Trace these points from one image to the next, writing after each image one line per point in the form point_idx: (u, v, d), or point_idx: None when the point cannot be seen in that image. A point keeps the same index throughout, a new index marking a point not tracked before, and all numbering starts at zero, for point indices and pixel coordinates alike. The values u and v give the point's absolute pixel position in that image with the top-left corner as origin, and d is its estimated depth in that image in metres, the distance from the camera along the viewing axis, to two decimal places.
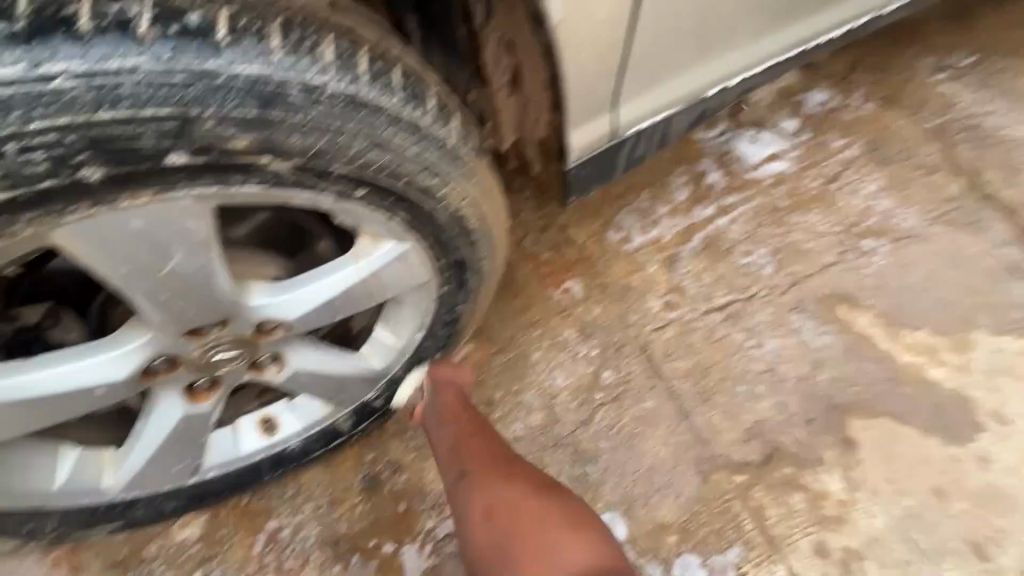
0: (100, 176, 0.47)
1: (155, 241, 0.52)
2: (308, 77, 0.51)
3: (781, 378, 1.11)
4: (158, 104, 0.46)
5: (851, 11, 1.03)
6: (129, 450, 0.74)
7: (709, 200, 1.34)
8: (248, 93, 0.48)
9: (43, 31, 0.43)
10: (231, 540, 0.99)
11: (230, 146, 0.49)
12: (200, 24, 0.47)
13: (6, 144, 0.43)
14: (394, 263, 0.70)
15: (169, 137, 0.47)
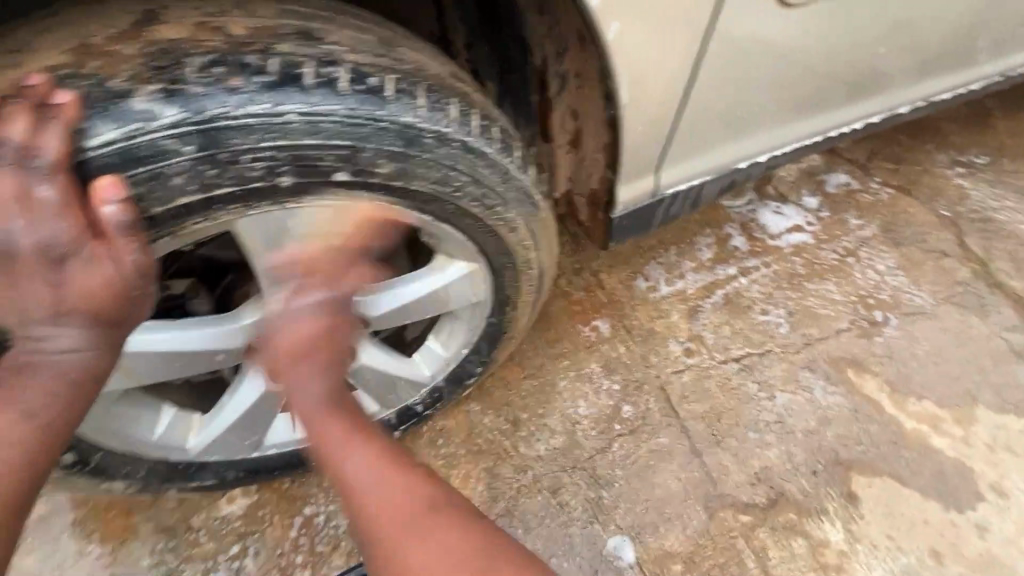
0: (290, 184, 0.61)
1: (299, 237, 0.67)
2: (438, 128, 0.66)
3: (789, 429, 1.19)
4: (341, 137, 0.61)
5: (868, 108, 1.17)
6: (213, 416, 0.86)
7: (731, 261, 1.48)
8: (399, 136, 0.63)
9: (283, 83, 0.58)
10: (270, 520, 1.07)
11: (376, 171, 0.64)
12: (376, 85, 0.62)
13: (241, 155, 0.58)
14: (462, 280, 0.83)
15: (341, 161, 0.62)
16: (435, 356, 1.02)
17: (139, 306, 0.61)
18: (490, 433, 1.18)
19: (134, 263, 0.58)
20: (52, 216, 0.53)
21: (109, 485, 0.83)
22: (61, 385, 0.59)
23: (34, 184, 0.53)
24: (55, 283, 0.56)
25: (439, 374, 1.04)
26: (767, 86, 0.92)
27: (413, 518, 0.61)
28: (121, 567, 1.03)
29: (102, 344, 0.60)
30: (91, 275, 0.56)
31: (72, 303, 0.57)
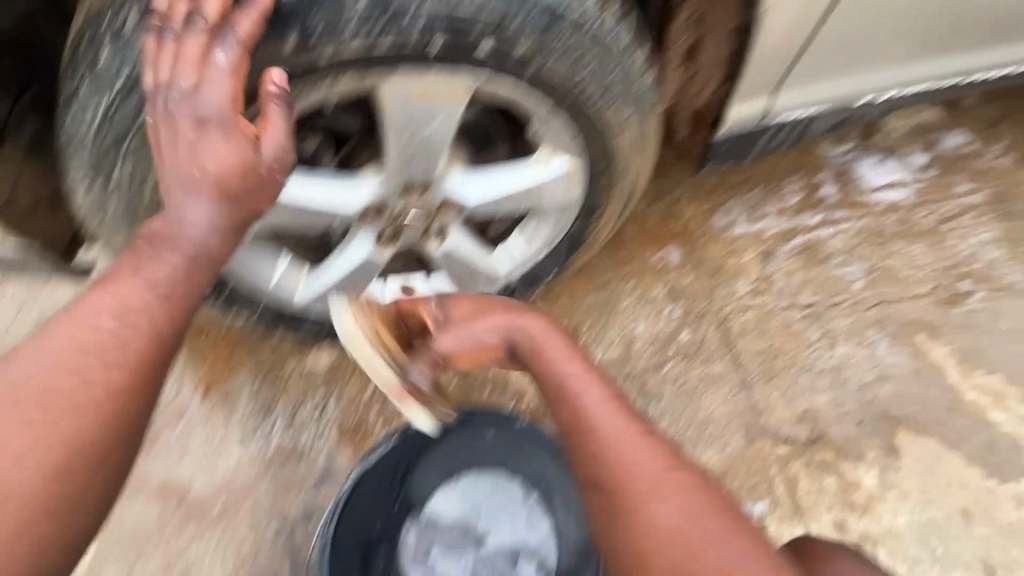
0: (438, 50, 0.66)
1: (429, 105, 0.72)
2: (576, 13, 0.68)
3: (844, 380, 1.21)
4: (492, 9, 0.65)
5: (1015, 56, 1.07)
6: (321, 271, 0.97)
7: (818, 210, 1.43)
8: (542, 15, 0.67)
9: None
10: (349, 376, 1.21)
11: (515, 48, 0.68)
12: None
13: (403, 13, 0.63)
14: (560, 177, 0.87)
15: (486, 33, 0.66)
16: (515, 254, 1.07)
17: (263, 194, 0.62)
18: None
19: (273, 145, 0.62)
20: (207, 87, 0.60)
21: (239, 312, 0.99)
22: (182, 258, 0.59)
23: (214, 55, 0.60)
24: (198, 152, 0.60)
25: (516, 273, 1.09)
26: (915, 14, 0.87)
27: (660, 474, 0.61)
28: (223, 392, 1.18)
29: (226, 225, 0.61)
30: (226, 147, 0.60)
31: (206, 170, 0.59)
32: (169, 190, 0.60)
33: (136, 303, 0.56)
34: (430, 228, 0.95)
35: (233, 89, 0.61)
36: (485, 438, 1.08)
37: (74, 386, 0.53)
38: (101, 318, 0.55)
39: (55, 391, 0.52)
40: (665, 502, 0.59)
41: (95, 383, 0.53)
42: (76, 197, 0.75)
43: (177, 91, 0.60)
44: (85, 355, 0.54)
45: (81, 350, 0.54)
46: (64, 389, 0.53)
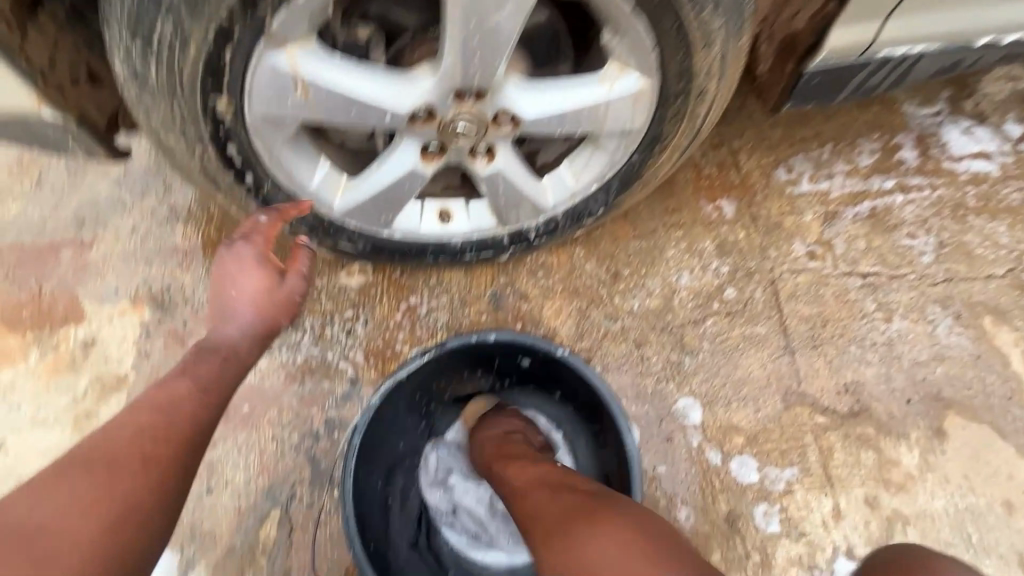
0: None
1: None
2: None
3: (896, 356, 1.14)
4: None
5: None
6: (361, 181, 0.91)
7: (893, 174, 1.31)
8: None
9: None
10: (379, 298, 1.19)
11: None
12: None
13: None
14: (629, 98, 0.80)
15: None
16: (563, 185, 0.99)
17: (283, 312, 0.75)
18: (589, 278, 1.20)
19: (296, 275, 0.77)
20: (277, 222, 0.78)
21: None
22: (218, 360, 0.70)
23: (260, 216, 0.80)
24: (223, 301, 0.73)
25: (562, 206, 1.01)
26: None
27: (581, 520, 0.65)
28: None
29: (259, 325, 0.73)
30: (257, 277, 0.74)
31: (240, 290, 0.73)
32: (212, 304, 0.74)
33: (182, 392, 0.65)
34: (479, 144, 0.88)
35: (255, 272, 0.74)
36: (522, 362, 1.08)
37: (149, 440, 0.60)
38: (173, 387, 0.65)
39: (132, 442, 0.60)
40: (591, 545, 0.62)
41: (165, 440, 0.61)
42: (116, 57, 0.70)
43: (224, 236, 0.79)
44: (160, 413, 0.63)
45: (156, 407, 0.63)
46: (140, 439, 0.60)
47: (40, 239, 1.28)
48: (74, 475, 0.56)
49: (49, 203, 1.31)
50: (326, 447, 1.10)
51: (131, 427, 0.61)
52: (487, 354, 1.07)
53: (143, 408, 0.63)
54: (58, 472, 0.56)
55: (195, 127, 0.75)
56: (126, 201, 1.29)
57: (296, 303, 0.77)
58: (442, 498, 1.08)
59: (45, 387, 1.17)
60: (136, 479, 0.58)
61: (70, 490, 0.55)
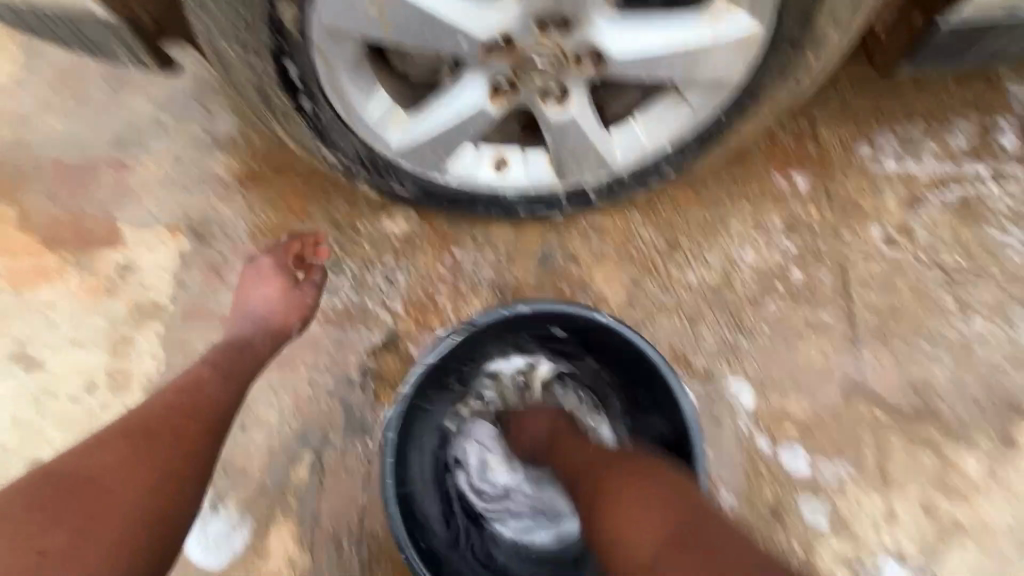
0: None
1: None
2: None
3: (971, 357, 1.06)
4: None
5: None
6: (420, 117, 0.84)
7: (989, 160, 1.19)
8: None
9: None
10: (422, 249, 1.13)
11: None
12: None
13: None
14: (731, 42, 0.74)
15: None
16: (634, 140, 0.90)
17: (294, 315, 1.01)
18: (644, 246, 1.13)
19: (307, 285, 1.04)
20: (243, 302, 1.02)
21: (322, 149, 0.86)
22: (235, 348, 0.95)
23: (262, 259, 1.05)
24: (249, 311, 1.01)
25: (630, 163, 0.92)
26: None
27: (630, 496, 0.72)
28: None
29: (274, 326, 1.00)
30: (266, 285, 1.02)
31: (269, 299, 1.01)
32: (238, 310, 1.01)
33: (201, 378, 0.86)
34: (553, 85, 0.80)
35: (273, 282, 1.02)
36: (557, 332, 1.01)
37: (174, 416, 0.78)
38: (188, 382, 0.85)
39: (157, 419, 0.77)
40: (641, 524, 0.69)
41: (185, 416, 0.79)
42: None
43: (253, 272, 1.05)
44: (178, 398, 0.81)
45: (176, 395, 0.82)
46: (165, 415, 0.77)
47: (78, 158, 1.24)
48: (119, 439, 0.72)
49: (89, 121, 1.26)
50: (362, 396, 1.07)
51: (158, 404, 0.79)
52: (518, 323, 1.00)
53: (168, 394, 0.82)
54: (107, 437, 0.73)
55: (255, 39, 0.71)
56: (166, 125, 1.24)
57: (306, 307, 1.03)
58: (485, 484, 1.04)
59: (82, 309, 1.15)
60: (162, 439, 0.74)
61: (114, 449, 0.71)
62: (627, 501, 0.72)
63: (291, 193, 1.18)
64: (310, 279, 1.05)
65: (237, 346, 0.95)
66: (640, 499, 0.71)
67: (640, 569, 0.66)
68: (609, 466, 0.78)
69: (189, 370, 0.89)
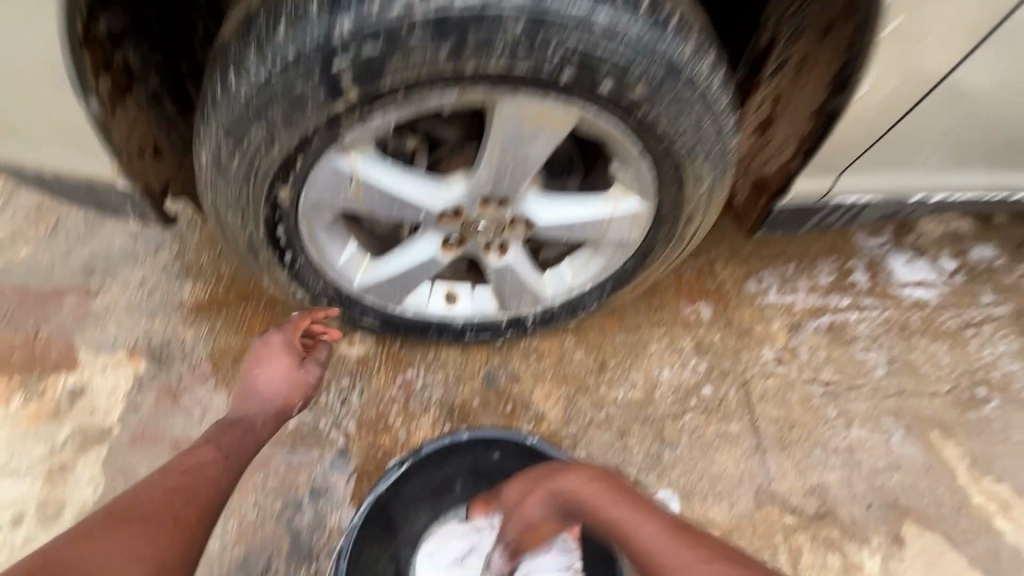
0: (567, 78, 0.72)
1: (534, 133, 0.79)
2: (691, 68, 0.75)
3: (856, 461, 1.24)
4: (618, 47, 0.70)
5: None
6: (383, 262, 1.00)
7: (848, 293, 1.47)
8: (657, 64, 0.72)
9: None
10: (376, 370, 1.23)
11: (631, 91, 0.74)
12: (655, 16, 0.71)
13: (540, 44, 0.69)
14: (629, 218, 0.94)
15: (611, 69, 0.72)
16: (562, 281, 1.09)
17: (299, 396, 0.99)
18: (577, 366, 1.27)
19: (315, 366, 1.03)
20: (252, 382, 0.96)
21: (294, 287, 1.00)
22: (238, 433, 0.89)
23: (273, 336, 1.01)
24: (253, 394, 0.96)
25: (560, 299, 1.11)
26: (989, 125, 0.90)
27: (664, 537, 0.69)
28: None
29: (275, 409, 0.96)
30: (277, 364, 0.99)
31: (278, 382, 0.97)
32: (242, 394, 0.96)
33: (208, 458, 0.82)
34: (493, 240, 0.99)
35: (285, 361, 0.99)
36: (492, 457, 1.11)
37: (179, 499, 0.72)
38: (192, 466, 0.79)
39: (166, 502, 0.71)
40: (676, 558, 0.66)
41: (192, 501, 0.73)
42: (202, 148, 0.81)
43: (264, 348, 1.01)
44: (185, 486, 0.75)
45: (184, 481, 0.76)
46: (174, 500, 0.72)
47: (44, 285, 1.30)
48: (117, 521, 0.66)
49: (60, 251, 1.34)
50: (311, 520, 1.10)
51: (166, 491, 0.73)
52: (458, 452, 1.10)
53: (171, 474, 0.76)
54: (112, 519, 0.66)
55: (254, 209, 0.84)
56: (137, 254, 1.34)
57: (311, 387, 1.02)
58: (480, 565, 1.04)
59: (26, 435, 1.15)
60: (173, 517, 0.69)
61: (123, 529, 0.64)
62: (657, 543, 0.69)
63: (254, 319, 1.27)
64: (314, 357, 1.05)
65: (236, 428, 0.90)
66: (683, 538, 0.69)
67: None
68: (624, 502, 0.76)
69: (184, 452, 0.82)
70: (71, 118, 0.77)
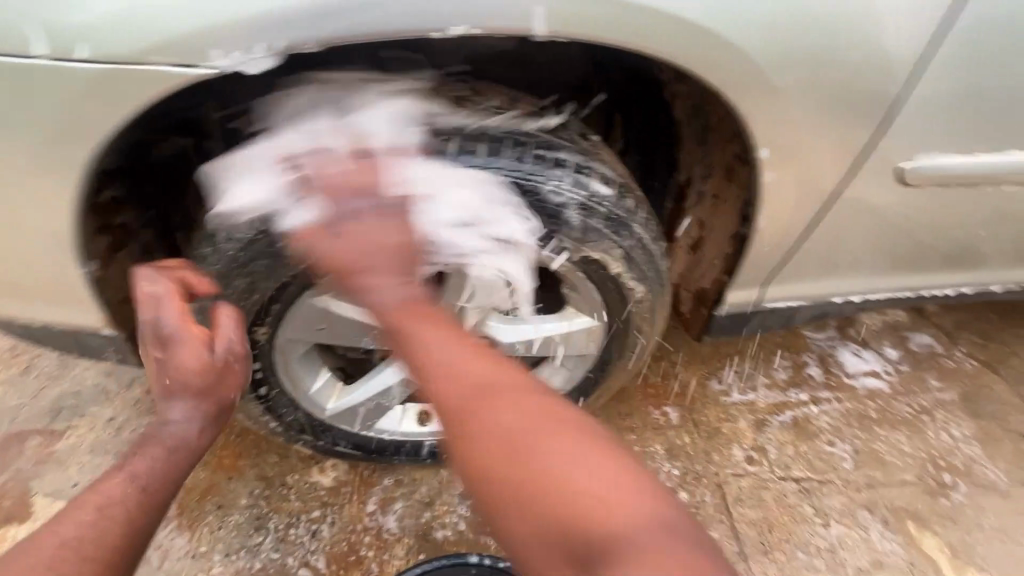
0: (511, 227, 0.85)
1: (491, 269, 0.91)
2: (617, 210, 0.88)
3: (840, 561, 1.25)
4: (550, 199, 0.84)
5: (985, 277, 1.18)
6: (355, 388, 1.06)
7: (805, 387, 1.54)
8: (584, 210, 0.86)
9: (533, 158, 0.83)
10: (349, 498, 1.21)
11: (566, 231, 0.87)
12: (581, 173, 0.85)
13: (485, 200, 0.83)
14: (582, 332, 1.02)
15: (545, 216, 0.85)
16: None
17: (227, 382, 0.79)
18: None
19: (225, 341, 0.78)
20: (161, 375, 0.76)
21: (267, 419, 1.02)
22: (167, 450, 0.74)
23: (150, 290, 0.75)
24: (167, 391, 0.75)
25: None
26: (886, 238, 1.02)
27: (532, 426, 0.56)
28: (224, 498, 1.20)
29: (205, 403, 0.76)
30: (180, 354, 0.74)
31: (186, 384, 0.74)
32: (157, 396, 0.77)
33: (124, 488, 0.68)
34: None
35: (185, 352, 0.75)
36: None
37: (71, 553, 0.60)
38: (104, 493, 0.67)
39: (52, 560, 0.59)
40: (539, 472, 0.53)
41: (87, 553, 0.61)
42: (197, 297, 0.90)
43: (152, 335, 0.75)
44: (92, 527, 0.63)
45: (89, 520, 0.64)
46: (64, 556, 0.60)
47: (9, 429, 1.28)
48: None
49: (29, 392, 1.34)
50: None
51: (56, 542, 0.61)
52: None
53: (80, 508, 0.65)
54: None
55: None
56: (108, 392, 1.34)
57: (235, 370, 0.80)
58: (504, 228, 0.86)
59: None
60: (72, 563, 0.60)
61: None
62: (508, 433, 0.55)
63: (223, 452, 1.26)
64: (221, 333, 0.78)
65: (162, 440, 0.75)
66: (546, 429, 0.55)
67: (570, 512, 0.51)
68: (464, 365, 0.61)
69: (100, 480, 0.69)
70: (65, 275, 0.84)
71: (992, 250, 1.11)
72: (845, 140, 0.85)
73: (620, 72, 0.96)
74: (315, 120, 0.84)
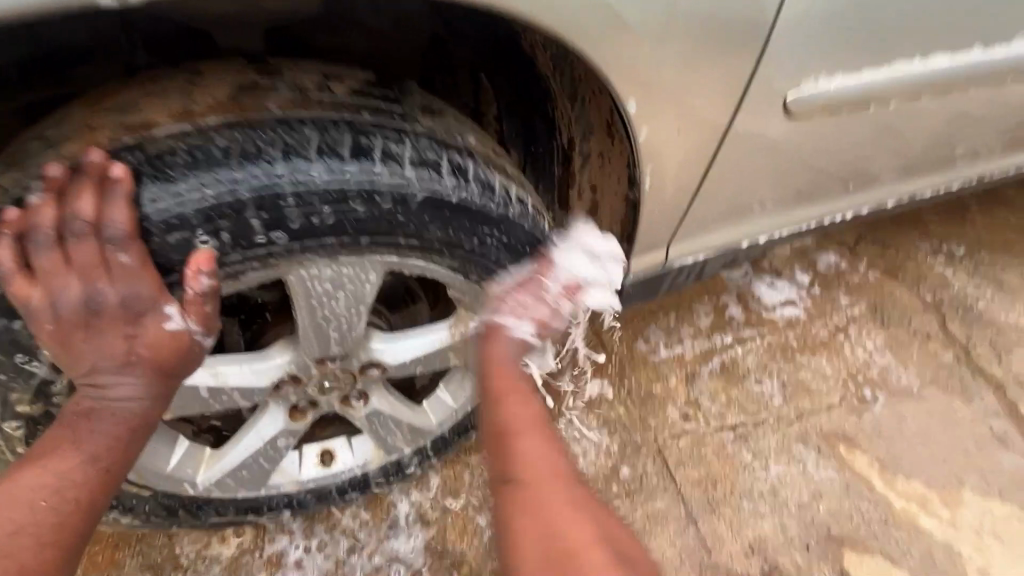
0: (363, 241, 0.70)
1: (350, 294, 0.76)
2: (483, 198, 0.74)
3: (783, 502, 1.26)
4: (394, 200, 0.69)
5: (880, 195, 1.16)
6: (225, 451, 0.88)
7: (728, 330, 1.51)
8: (442, 204, 0.71)
9: (362, 153, 0.66)
10: (258, 565, 1.05)
11: (427, 233, 0.73)
12: (428, 159, 0.70)
13: (317, 217, 0.66)
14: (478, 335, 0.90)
15: (397, 221, 0.70)
16: (444, 406, 0.99)
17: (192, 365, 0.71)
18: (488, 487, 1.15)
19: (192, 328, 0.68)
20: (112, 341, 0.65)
21: (115, 515, 0.85)
22: (122, 429, 0.68)
23: (109, 257, 0.61)
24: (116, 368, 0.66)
25: (447, 424, 1.01)
26: (781, 173, 0.95)
27: None
28: None
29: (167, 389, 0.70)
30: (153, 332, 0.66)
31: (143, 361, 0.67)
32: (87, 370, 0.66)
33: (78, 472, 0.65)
34: (350, 391, 0.90)
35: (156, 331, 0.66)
36: None
37: (32, 538, 0.61)
38: (66, 472, 0.64)
39: (11, 550, 0.59)
40: None
41: (48, 540, 0.62)
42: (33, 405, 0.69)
43: (107, 302, 0.63)
44: (52, 513, 0.63)
45: (50, 504, 0.63)
46: (22, 543, 0.60)
47: None
48: None
49: None
50: None
51: (9, 529, 0.60)
52: None
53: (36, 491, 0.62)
54: None
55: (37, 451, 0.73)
56: None
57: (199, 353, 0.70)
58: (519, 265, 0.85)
59: None
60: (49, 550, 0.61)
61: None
62: None
63: (93, 547, 1.05)
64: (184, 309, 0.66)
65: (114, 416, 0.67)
66: None
67: None
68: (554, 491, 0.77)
69: (46, 452, 0.65)
70: None
71: (884, 166, 1.08)
72: (720, 77, 0.75)
73: (473, 30, 0.79)
74: (44, 142, 0.63)
